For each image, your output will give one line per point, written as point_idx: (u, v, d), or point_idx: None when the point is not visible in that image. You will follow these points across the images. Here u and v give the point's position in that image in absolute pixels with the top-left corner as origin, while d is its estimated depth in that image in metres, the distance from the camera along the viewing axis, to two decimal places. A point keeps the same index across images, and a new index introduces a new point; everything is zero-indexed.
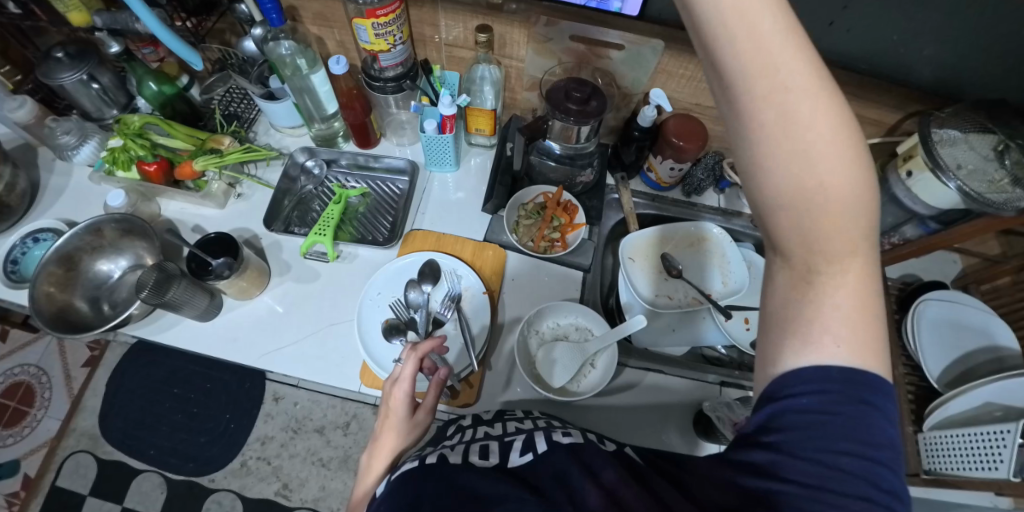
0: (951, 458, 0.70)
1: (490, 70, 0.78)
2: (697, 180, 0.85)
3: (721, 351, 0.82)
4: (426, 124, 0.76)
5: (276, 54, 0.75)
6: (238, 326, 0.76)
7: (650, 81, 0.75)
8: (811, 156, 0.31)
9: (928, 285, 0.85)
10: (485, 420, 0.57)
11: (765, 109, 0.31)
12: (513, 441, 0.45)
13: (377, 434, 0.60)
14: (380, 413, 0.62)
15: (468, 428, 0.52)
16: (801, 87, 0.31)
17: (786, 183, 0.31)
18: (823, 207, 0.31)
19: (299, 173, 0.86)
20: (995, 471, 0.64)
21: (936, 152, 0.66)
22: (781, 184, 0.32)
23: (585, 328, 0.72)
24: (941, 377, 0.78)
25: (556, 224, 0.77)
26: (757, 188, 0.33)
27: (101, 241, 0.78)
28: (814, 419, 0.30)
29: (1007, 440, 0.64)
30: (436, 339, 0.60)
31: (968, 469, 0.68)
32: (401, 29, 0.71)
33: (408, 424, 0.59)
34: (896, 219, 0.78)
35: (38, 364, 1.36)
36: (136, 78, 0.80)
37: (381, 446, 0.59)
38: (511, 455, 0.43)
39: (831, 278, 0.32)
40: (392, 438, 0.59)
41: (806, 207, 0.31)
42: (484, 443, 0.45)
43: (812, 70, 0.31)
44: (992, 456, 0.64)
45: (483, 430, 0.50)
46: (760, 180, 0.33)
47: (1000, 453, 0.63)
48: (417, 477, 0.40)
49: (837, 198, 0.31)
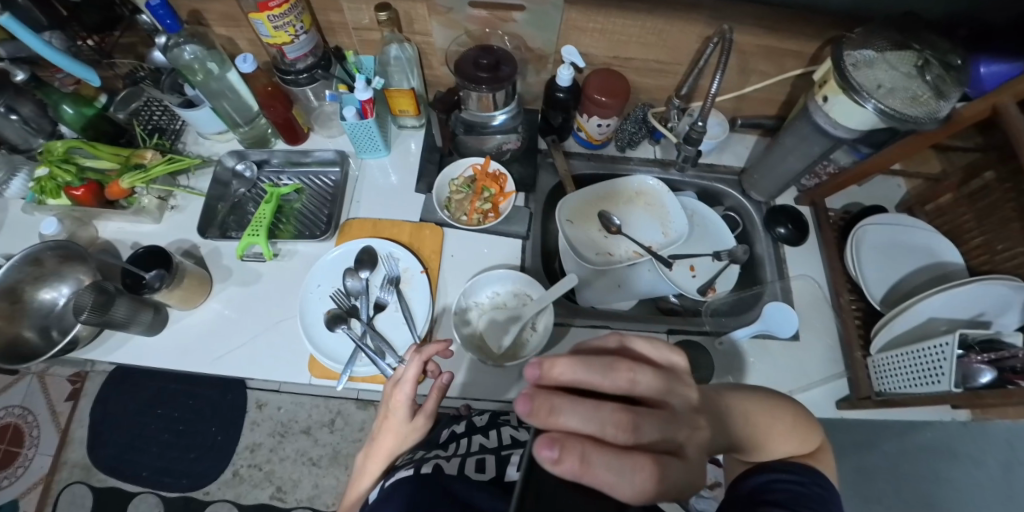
0: (899, 378, 0.69)
1: (403, 48, 0.77)
2: (628, 132, 0.85)
3: (674, 301, 0.88)
4: (345, 111, 0.75)
5: (181, 61, 0.75)
6: (188, 335, 0.76)
7: (562, 39, 0.75)
8: (771, 429, 0.47)
9: (869, 210, 0.85)
10: (475, 425, 0.66)
11: (750, 414, 0.46)
12: (509, 455, 0.59)
13: (377, 435, 0.62)
14: (379, 413, 0.62)
15: (462, 439, 0.63)
16: (748, 400, 0.47)
17: (768, 432, 0.47)
18: (781, 435, 0.47)
19: (231, 177, 0.85)
20: (939, 384, 0.63)
21: (849, 73, 0.63)
22: (766, 435, 0.46)
23: (523, 293, 0.73)
24: (886, 300, 0.79)
25: (487, 195, 0.78)
26: (761, 441, 0.46)
27: (43, 270, 0.75)
28: (793, 487, 0.46)
29: (948, 354, 0.62)
30: (443, 341, 0.57)
31: (917, 388, 0.66)
32: (301, 18, 0.70)
33: (407, 428, 0.59)
34: (824, 148, 0.74)
35: (22, 404, 1.35)
36: (51, 102, 0.77)
37: (380, 447, 0.60)
38: (507, 469, 0.56)
39: (771, 430, 0.47)
40: (390, 440, 0.60)
41: (778, 438, 0.47)
42: (482, 458, 0.58)
43: (745, 391, 0.48)
44: (935, 371, 0.63)
45: (478, 443, 0.61)
46: (763, 436, 0.46)
47: (942, 368, 0.62)
48: (419, 480, 0.50)
49: (770, 413, 0.47)
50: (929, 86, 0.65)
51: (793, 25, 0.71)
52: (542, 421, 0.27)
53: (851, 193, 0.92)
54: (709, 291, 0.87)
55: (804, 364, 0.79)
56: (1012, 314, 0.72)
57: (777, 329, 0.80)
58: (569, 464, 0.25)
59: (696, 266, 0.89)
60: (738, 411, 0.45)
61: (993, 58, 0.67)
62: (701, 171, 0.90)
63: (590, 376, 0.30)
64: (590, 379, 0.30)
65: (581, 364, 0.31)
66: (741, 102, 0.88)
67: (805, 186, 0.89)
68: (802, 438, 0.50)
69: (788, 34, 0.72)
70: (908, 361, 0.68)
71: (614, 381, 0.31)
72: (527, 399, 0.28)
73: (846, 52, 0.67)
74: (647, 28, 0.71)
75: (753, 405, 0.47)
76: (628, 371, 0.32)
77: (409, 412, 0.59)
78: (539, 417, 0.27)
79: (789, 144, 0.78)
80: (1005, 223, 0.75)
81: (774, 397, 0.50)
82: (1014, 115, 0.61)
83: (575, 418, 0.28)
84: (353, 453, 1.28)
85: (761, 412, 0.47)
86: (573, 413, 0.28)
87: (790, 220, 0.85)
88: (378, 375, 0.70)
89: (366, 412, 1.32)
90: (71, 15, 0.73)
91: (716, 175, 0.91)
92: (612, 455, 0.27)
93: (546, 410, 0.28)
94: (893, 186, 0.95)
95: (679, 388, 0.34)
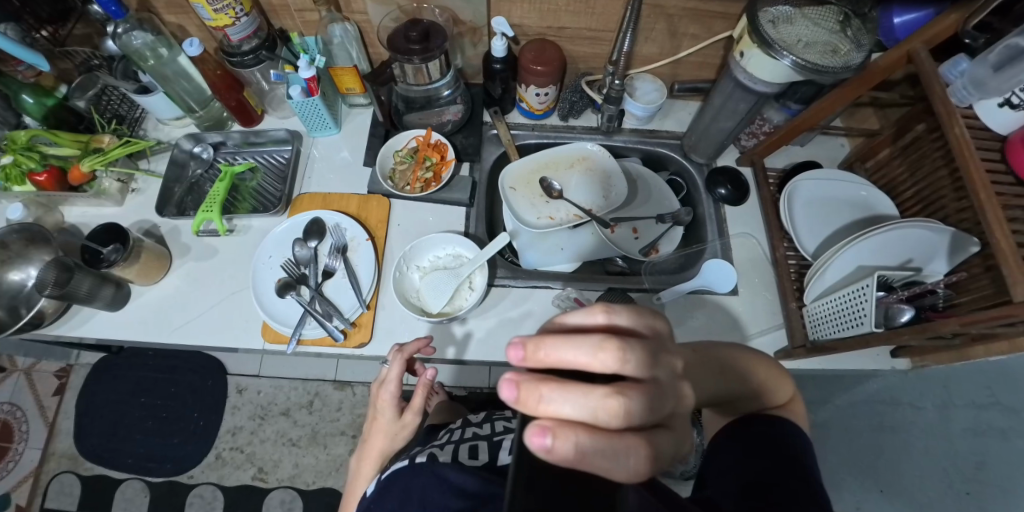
0: (830, 324, 0.69)
1: (345, 28, 0.82)
2: (569, 100, 0.90)
3: (621, 264, 0.91)
4: (291, 90, 0.78)
5: (131, 47, 0.78)
6: (147, 309, 0.79)
7: (491, 10, 0.79)
8: (761, 379, 0.50)
9: (803, 167, 0.88)
10: (473, 420, 0.70)
11: (756, 362, 0.50)
12: (501, 440, 0.60)
13: (369, 435, 0.67)
14: (369, 415, 0.68)
15: (457, 429, 0.66)
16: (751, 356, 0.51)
17: (764, 380, 0.50)
18: (765, 387, 0.50)
19: (188, 159, 0.90)
20: (863, 326, 0.62)
21: (762, 29, 0.64)
22: (762, 382, 0.50)
23: (462, 255, 0.80)
24: (818, 252, 0.81)
25: (429, 164, 0.83)
26: (762, 388, 0.50)
27: (8, 252, 0.78)
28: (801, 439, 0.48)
29: (869, 294, 0.62)
30: (422, 340, 0.63)
31: (843, 332, 0.66)
32: (240, 1, 0.73)
33: (395, 425, 0.65)
34: (750, 105, 0.77)
35: (10, 401, 1.37)
36: (10, 92, 0.81)
37: (372, 446, 0.66)
38: (499, 454, 0.57)
39: (762, 380, 0.50)
40: (381, 439, 0.65)
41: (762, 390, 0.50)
42: (477, 443, 0.60)
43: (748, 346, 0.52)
44: (859, 312, 0.63)
45: (473, 430, 0.64)
46: (762, 384, 0.50)
47: (865, 309, 0.62)
48: (415, 472, 0.52)
49: (765, 370, 0.51)
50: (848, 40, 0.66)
51: None
52: (531, 408, 0.24)
53: (791, 152, 0.95)
54: (651, 252, 0.90)
55: (745, 316, 0.80)
56: (939, 260, 0.71)
57: (717, 285, 0.82)
58: (562, 452, 0.22)
59: (640, 228, 0.93)
60: (714, 365, 0.46)
61: (904, 8, 0.68)
62: (644, 136, 0.94)
63: (581, 357, 0.26)
64: (582, 361, 0.26)
65: (574, 342, 0.26)
66: (676, 67, 0.91)
67: (745, 145, 0.92)
68: (772, 392, 0.51)
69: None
70: (835, 305, 0.68)
71: (610, 361, 0.27)
72: (512, 386, 0.24)
73: (765, 9, 0.67)
74: None
75: (733, 361, 0.48)
76: (621, 348, 0.27)
77: (395, 411, 0.65)
78: (528, 406, 0.24)
79: (718, 102, 0.80)
80: (934, 174, 0.74)
81: (765, 365, 0.51)
82: (927, 63, 0.60)
83: (571, 404, 0.24)
84: (331, 432, 1.33)
85: (753, 367, 0.50)
86: (563, 398, 0.24)
87: (729, 181, 0.87)
88: (326, 338, 0.73)
89: (342, 392, 1.36)
90: (23, 8, 0.76)
91: (659, 140, 0.94)
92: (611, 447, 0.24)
93: (533, 398, 0.24)
94: (837, 146, 0.96)
95: (668, 357, 0.30)
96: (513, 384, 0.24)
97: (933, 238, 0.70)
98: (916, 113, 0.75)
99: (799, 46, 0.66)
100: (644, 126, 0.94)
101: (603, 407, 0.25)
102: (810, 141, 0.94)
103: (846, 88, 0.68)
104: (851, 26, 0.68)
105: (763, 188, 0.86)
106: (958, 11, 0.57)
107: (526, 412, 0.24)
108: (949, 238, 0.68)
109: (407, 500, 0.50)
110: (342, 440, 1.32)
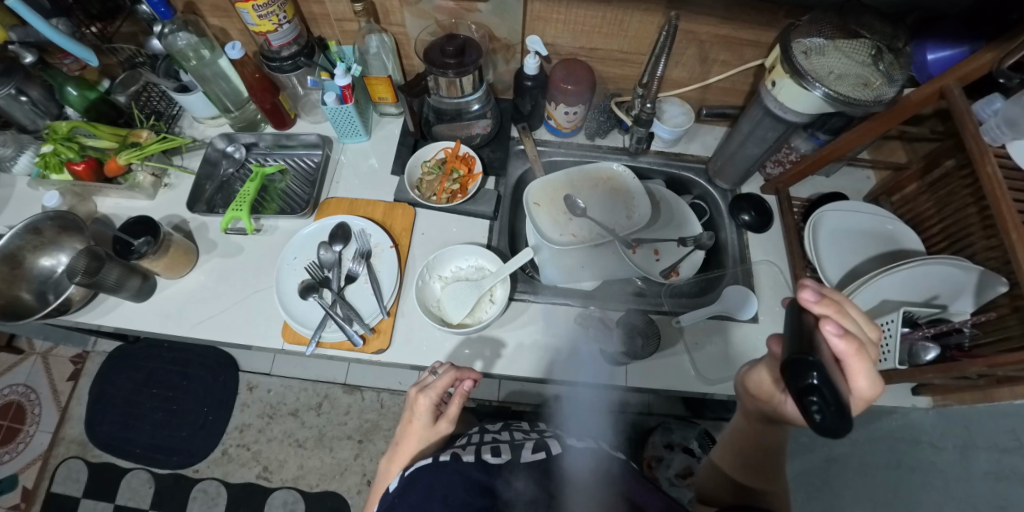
0: None
1: (381, 39, 0.84)
2: (596, 121, 0.91)
3: (640, 284, 0.89)
4: (326, 96, 0.80)
5: (175, 47, 0.81)
6: (171, 302, 0.80)
7: (526, 27, 0.81)
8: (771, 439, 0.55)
9: (829, 198, 0.87)
10: (493, 429, 0.65)
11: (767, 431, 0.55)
12: (527, 444, 0.55)
13: (400, 440, 0.65)
14: (403, 419, 0.66)
15: (476, 434, 0.61)
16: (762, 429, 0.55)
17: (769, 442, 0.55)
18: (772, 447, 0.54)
19: (220, 157, 0.92)
20: None
21: (796, 60, 0.64)
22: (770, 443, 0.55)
23: (482, 268, 0.80)
24: (841, 283, 0.80)
25: (456, 176, 0.85)
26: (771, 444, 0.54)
27: (43, 239, 0.80)
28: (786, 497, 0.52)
29: None
30: (471, 371, 0.68)
31: None
32: (284, 8, 0.74)
33: (429, 431, 0.64)
34: (778, 133, 0.77)
35: (26, 382, 1.39)
36: (56, 84, 0.85)
37: (402, 451, 0.63)
38: (525, 452, 0.53)
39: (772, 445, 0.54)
40: (412, 445, 0.63)
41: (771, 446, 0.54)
42: (497, 446, 0.55)
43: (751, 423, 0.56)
44: None
45: (492, 436, 0.59)
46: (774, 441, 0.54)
47: None
48: (437, 470, 0.50)
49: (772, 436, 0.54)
50: (881, 72, 0.65)
51: (746, 17, 0.73)
52: (824, 312, 0.42)
53: (818, 182, 0.94)
54: (670, 274, 0.90)
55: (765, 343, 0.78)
56: (965, 298, 0.69)
57: (736, 310, 0.81)
58: (845, 340, 0.41)
59: (661, 250, 0.93)
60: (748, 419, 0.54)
61: (939, 44, 0.68)
62: (668, 158, 0.95)
63: (858, 315, 0.44)
64: (858, 318, 0.44)
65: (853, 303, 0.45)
66: (705, 92, 0.92)
67: (770, 173, 0.92)
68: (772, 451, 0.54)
69: (740, 24, 0.74)
70: None
71: (870, 331, 0.45)
72: (815, 292, 0.43)
73: (798, 39, 0.67)
74: (607, 18, 0.76)
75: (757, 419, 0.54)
76: (876, 327, 0.45)
77: (430, 418, 0.64)
78: (826, 307, 0.43)
79: (747, 126, 0.80)
80: (962, 211, 0.73)
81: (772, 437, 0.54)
82: (959, 100, 0.59)
83: (849, 322, 0.43)
84: (337, 435, 1.33)
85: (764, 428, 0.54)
86: (851, 323, 0.43)
87: (752, 207, 0.87)
88: (345, 341, 0.74)
89: (351, 396, 1.37)
90: (76, 4, 0.80)
91: (684, 163, 0.95)
92: (864, 366, 0.41)
93: (831, 309, 0.43)
94: (862, 178, 0.95)
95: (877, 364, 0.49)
96: (815, 293, 0.43)
97: (960, 276, 0.68)
98: (945, 149, 0.74)
99: (831, 79, 0.65)
100: (669, 149, 0.95)
101: (865, 341, 0.43)
102: (835, 172, 0.94)
103: (875, 121, 0.68)
104: (884, 60, 0.66)
105: (787, 216, 0.85)
106: (993, 50, 0.56)
107: (816, 312, 0.42)
108: (976, 277, 0.66)
109: (429, 497, 0.47)
110: (347, 444, 1.32)
